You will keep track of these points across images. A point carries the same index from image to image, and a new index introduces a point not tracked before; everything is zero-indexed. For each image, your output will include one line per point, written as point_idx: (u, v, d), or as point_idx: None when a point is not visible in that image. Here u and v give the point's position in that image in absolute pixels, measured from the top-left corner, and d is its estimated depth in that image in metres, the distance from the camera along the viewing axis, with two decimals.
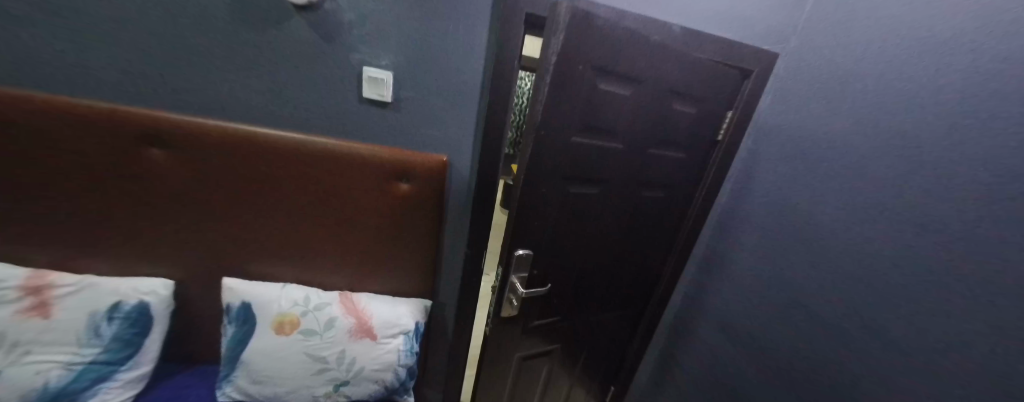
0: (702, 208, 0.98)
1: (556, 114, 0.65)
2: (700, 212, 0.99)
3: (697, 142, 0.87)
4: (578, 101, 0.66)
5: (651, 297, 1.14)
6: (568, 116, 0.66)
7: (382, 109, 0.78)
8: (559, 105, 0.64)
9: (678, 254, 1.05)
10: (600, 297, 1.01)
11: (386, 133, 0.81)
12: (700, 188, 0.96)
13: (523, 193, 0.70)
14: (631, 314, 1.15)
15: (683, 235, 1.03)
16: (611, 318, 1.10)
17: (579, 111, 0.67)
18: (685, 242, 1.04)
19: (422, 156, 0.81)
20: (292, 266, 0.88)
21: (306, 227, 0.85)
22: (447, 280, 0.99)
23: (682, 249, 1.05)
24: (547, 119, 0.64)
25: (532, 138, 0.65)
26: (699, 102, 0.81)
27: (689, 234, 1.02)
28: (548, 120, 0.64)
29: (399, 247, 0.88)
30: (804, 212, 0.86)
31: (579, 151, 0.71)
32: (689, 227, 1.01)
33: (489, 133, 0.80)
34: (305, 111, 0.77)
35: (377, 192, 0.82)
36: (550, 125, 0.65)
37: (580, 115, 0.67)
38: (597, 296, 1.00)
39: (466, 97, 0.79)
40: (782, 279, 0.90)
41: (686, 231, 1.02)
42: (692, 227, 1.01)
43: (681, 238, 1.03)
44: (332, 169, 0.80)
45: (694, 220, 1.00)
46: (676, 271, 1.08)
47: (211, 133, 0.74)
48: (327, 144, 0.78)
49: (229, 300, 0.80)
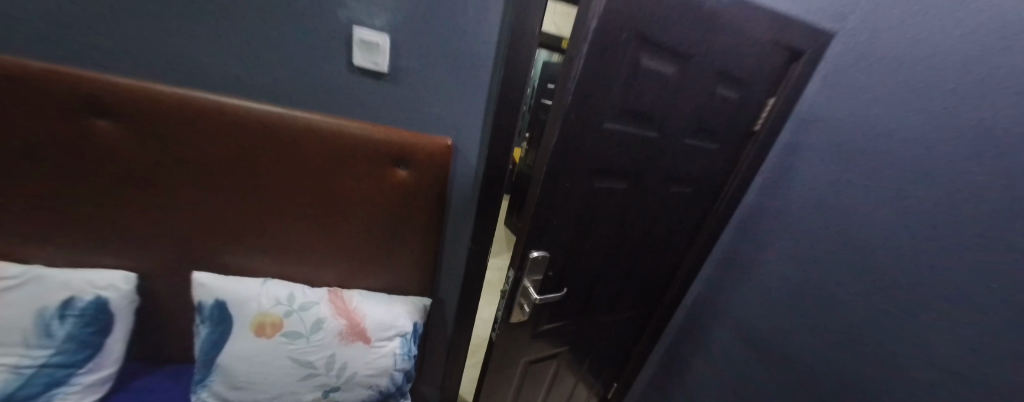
0: (729, 205, 0.90)
1: (589, 94, 0.54)
2: (725, 209, 0.91)
3: (734, 132, 0.77)
4: (614, 81, 0.55)
5: (664, 296, 1.08)
6: (603, 98, 0.56)
7: (376, 81, 0.66)
8: (592, 85, 0.53)
9: (698, 253, 0.98)
10: (614, 296, 0.95)
11: (381, 111, 0.69)
12: (729, 184, 0.88)
13: (544, 187, 0.60)
14: (642, 311, 1.10)
15: (705, 234, 0.94)
16: (622, 316, 1.04)
17: (614, 93, 0.56)
18: (706, 240, 0.96)
19: (424, 139, 0.70)
20: (275, 259, 0.78)
21: (290, 215, 0.74)
22: (448, 276, 0.90)
23: (702, 248, 0.97)
24: (578, 101, 0.54)
25: (558, 124, 0.54)
26: (741, 87, 0.71)
27: (711, 232, 0.95)
28: (578, 103, 0.54)
29: (396, 240, 0.79)
30: (841, 216, 0.77)
31: (611, 140, 0.62)
32: (712, 225, 0.93)
33: (502, 115, 0.69)
34: (286, 80, 0.65)
35: (372, 179, 0.72)
36: (581, 109, 0.55)
37: (615, 98, 0.57)
38: (610, 295, 0.93)
39: (476, 71, 0.67)
40: (807, 287, 0.83)
41: (709, 229, 0.94)
42: (715, 225, 0.93)
43: (702, 236, 0.95)
44: (321, 152, 0.69)
45: (719, 217, 0.92)
46: (693, 270, 1.01)
47: (171, 102, 0.62)
48: (313, 121, 0.66)
49: (201, 297, 0.71)
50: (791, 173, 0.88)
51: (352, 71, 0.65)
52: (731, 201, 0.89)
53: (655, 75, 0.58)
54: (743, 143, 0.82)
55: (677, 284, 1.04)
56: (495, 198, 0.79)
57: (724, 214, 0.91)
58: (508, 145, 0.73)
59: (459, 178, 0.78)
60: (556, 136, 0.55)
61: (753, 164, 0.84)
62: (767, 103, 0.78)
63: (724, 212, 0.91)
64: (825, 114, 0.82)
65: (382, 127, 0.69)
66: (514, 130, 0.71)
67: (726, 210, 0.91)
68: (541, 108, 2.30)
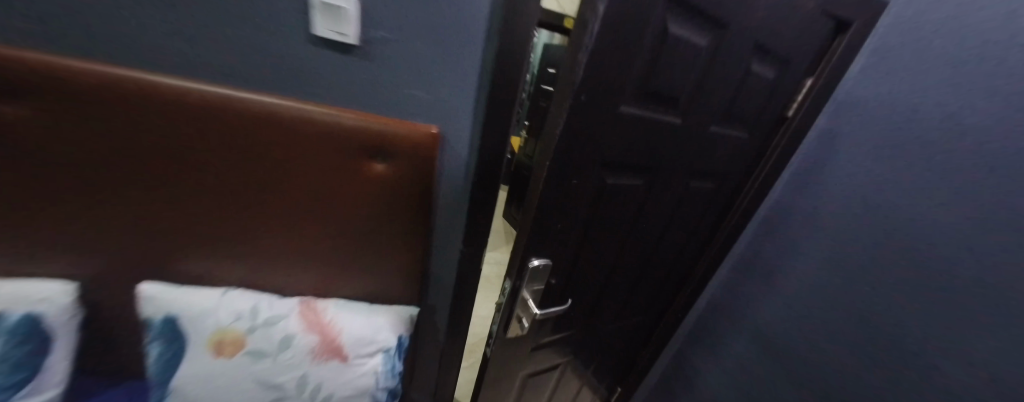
0: (756, 201, 0.80)
1: (605, 71, 0.44)
2: (750, 205, 0.81)
3: (766, 118, 0.67)
4: (635, 54, 0.45)
5: (676, 297, 1.00)
6: (622, 75, 0.46)
7: (345, 56, 0.55)
8: (609, 59, 0.43)
9: (717, 254, 0.88)
10: (623, 300, 0.86)
11: (353, 93, 0.58)
12: (755, 177, 0.78)
13: (548, 184, 0.50)
14: (653, 314, 1.02)
15: (725, 231, 0.85)
16: (631, 321, 0.95)
17: (633, 69, 0.46)
18: (726, 240, 0.86)
19: (404, 126, 0.59)
20: (233, 268, 0.67)
21: (249, 217, 0.63)
22: (437, 282, 0.80)
23: (721, 248, 0.88)
24: (591, 79, 0.43)
25: (567, 108, 0.44)
26: (778, 65, 0.61)
27: (733, 230, 0.85)
28: (591, 81, 0.43)
29: (375, 244, 0.68)
30: (888, 217, 0.70)
31: (628, 127, 0.52)
32: (734, 223, 0.83)
33: (498, 99, 0.58)
34: (236, 55, 0.54)
35: (344, 173, 0.61)
36: (594, 90, 0.45)
37: (635, 75, 0.47)
38: (618, 300, 0.85)
39: (466, 44, 0.55)
40: (842, 293, 0.76)
41: (729, 227, 0.85)
42: (737, 223, 0.83)
43: (721, 235, 0.86)
44: (282, 141, 0.58)
45: (741, 215, 0.82)
46: (709, 272, 0.92)
47: (86, 81, 0.50)
48: (270, 105, 0.55)
49: (150, 312, 0.61)
50: (833, 167, 0.79)
51: (314, 43, 0.53)
52: (757, 195, 0.79)
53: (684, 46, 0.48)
54: (773, 131, 0.73)
55: (691, 286, 0.96)
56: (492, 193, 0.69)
57: (749, 211, 0.81)
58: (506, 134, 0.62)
59: (449, 171, 0.67)
60: (563, 124, 0.45)
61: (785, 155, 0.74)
62: (804, 83, 0.69)
63: (750, 209, 0.81)
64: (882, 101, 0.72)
65: (354, 113, 0.58)
66: (511, 116, 0.60)
67: (751, 206, 0.81)
68: (541, 95, 2.18)
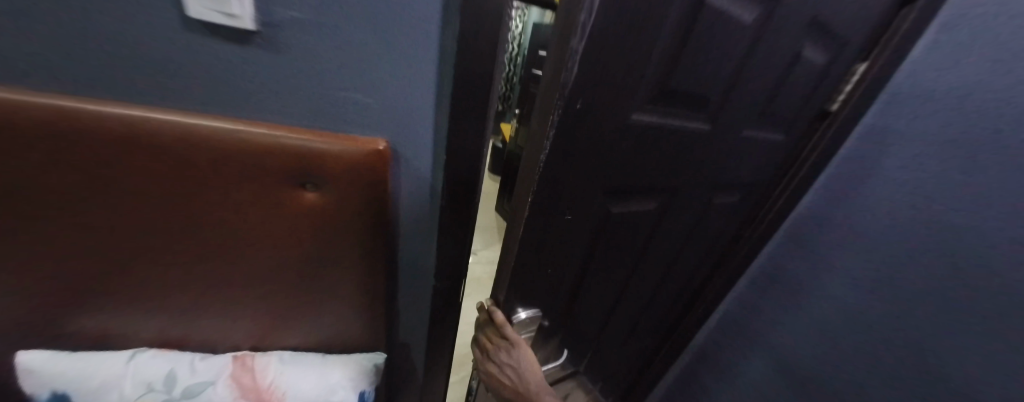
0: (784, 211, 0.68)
1: (611, 66, 0.30)
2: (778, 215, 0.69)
3: (807, 115, 0.54)
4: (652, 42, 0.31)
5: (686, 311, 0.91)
6: (634, 71, 0.32)
7: (248, 51, 0.39)
8: (615, 50, 0.29)
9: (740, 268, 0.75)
10: (627, 326, 0.75)
11: (269, 100, 0.43)
12: (786, 181, 0.68)
13: (532, 223, 0.37)
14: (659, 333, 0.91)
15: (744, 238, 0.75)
16: (635, 343, 0.84)
17: (648, 64, 0.33)
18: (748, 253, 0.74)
19: (341, 142, 0.44)
20: (139, 324, 0.52)
21: (146, 264, 0.48)
22: (410, 319, 0.68)
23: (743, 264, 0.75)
24: (587, 82, 0.29)
25: (553, 125, 0.30)
26: (832, 49, 0.47)
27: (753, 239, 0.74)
28: (588, 85, 0.30)
29: (323, 286, 0.55)
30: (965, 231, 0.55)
31: (638, 140, 0.38)
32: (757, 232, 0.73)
33: (465, 106, 0.44)
34: (91, 48, 0.38)
35: (266, 206, 0.46)
36: (593, 95, 0.31)
37: (651, 70, 0.33)
38: (623, 327, 0.74)
39: (415, 29, 0.39)
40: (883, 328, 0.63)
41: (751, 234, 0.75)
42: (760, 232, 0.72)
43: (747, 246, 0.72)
44: (175, 170, 0.42)
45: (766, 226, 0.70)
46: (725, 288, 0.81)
47: None
48: (143, 120, 0.39)
49: (38, 389, 0.49)
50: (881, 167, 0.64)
51: (203, 32, 0.37)
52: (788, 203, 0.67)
53: (716, 29, 0.34)
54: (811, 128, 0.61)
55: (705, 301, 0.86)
56: (469, 219, 0.56)
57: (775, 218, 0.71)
58: (481, 149, 0.49)
59: (411, 194, 0.53)
60: (549, 146, 0.32)
61: (820, 158, 0.62)
62: (854, 70, 0.56)
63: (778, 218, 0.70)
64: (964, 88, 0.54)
65: (272, 127, 0.43)
66: (487, 124, 0.46)
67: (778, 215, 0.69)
68: (530, 78, 2.00)
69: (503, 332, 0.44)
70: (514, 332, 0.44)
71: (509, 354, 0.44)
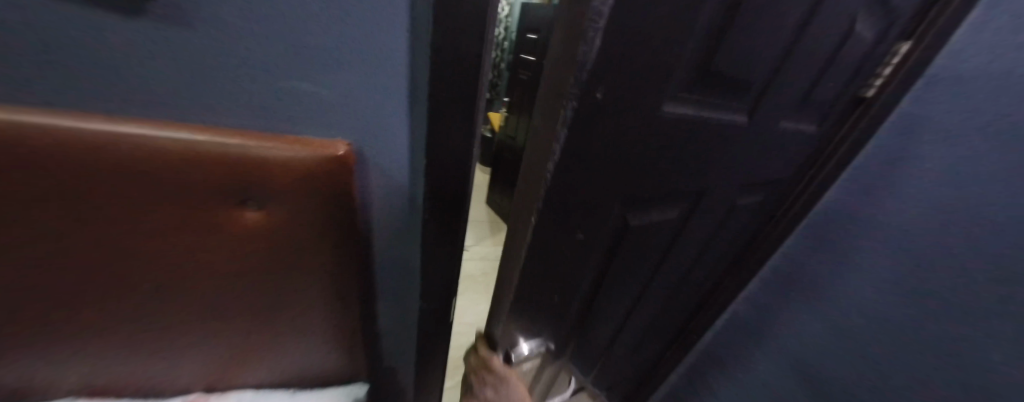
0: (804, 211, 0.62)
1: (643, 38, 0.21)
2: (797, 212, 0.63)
3: (845, 104, 0.47)
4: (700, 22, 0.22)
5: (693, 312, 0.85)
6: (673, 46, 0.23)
7: (157, 37, 0.30)
8: (646, 27, 0.21)
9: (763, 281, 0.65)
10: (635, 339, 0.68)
11: (197, 100, 0.34)
12: (811, 174, 0.63)
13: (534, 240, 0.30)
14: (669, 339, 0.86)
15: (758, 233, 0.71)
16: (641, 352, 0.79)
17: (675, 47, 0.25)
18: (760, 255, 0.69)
19: (299, 153, 0.36)
20: (56, 376, 0.42)
21: (49, 308, 0.37)
22: (393, 340, 0.60)
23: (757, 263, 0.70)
24: (609, 67, 0.21)
25: (562, 127, 0.22)
26: (882, 26, 0.40)
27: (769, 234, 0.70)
28: (612, 70, 0.21)
29: (287, 316, 0.47)
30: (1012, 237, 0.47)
31: (668, 135, 0.30)
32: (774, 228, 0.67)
33: (445, 103, 0.37)
34: None
35: (207, 230, 0.37)
36: (618, 87, 0.23)
37: (689, 51, 0.25)
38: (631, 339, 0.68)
39: (380, 7, 0.32)
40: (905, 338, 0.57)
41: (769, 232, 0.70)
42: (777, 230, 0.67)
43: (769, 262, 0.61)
44: (84, 193, 0.32)
45: None
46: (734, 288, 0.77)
47: None
48: (19, 128, 0.29)
49: None
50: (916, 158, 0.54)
51: (91, 5, 0.28)
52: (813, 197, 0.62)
53: (771, 5, 0.27)
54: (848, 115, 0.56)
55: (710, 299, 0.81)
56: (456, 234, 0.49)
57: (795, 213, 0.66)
58: (468, 154, 0.41)
59: (387, 207, 0.46)
60: (558, 153, 0.24)
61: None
62: (896, 49, 0.51)
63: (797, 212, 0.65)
64: (1012, 69, 0.44)
65: (201, 133, 0.34)
66: (473, 119, 0.39)
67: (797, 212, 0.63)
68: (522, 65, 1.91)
69: (489, 363, 0.37)
70: (504, 366, 0.37)
71: (495, 392, 0.36)
